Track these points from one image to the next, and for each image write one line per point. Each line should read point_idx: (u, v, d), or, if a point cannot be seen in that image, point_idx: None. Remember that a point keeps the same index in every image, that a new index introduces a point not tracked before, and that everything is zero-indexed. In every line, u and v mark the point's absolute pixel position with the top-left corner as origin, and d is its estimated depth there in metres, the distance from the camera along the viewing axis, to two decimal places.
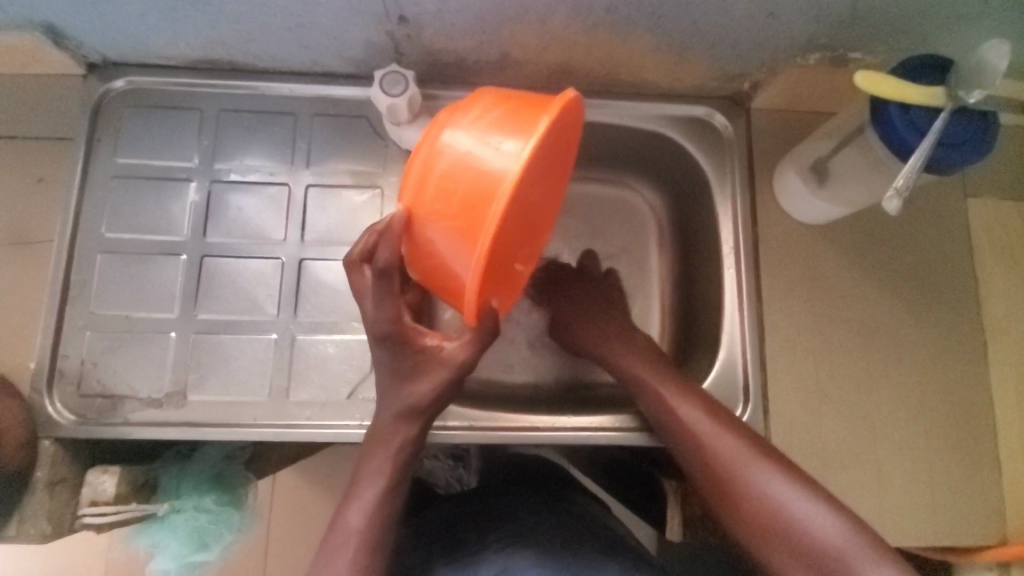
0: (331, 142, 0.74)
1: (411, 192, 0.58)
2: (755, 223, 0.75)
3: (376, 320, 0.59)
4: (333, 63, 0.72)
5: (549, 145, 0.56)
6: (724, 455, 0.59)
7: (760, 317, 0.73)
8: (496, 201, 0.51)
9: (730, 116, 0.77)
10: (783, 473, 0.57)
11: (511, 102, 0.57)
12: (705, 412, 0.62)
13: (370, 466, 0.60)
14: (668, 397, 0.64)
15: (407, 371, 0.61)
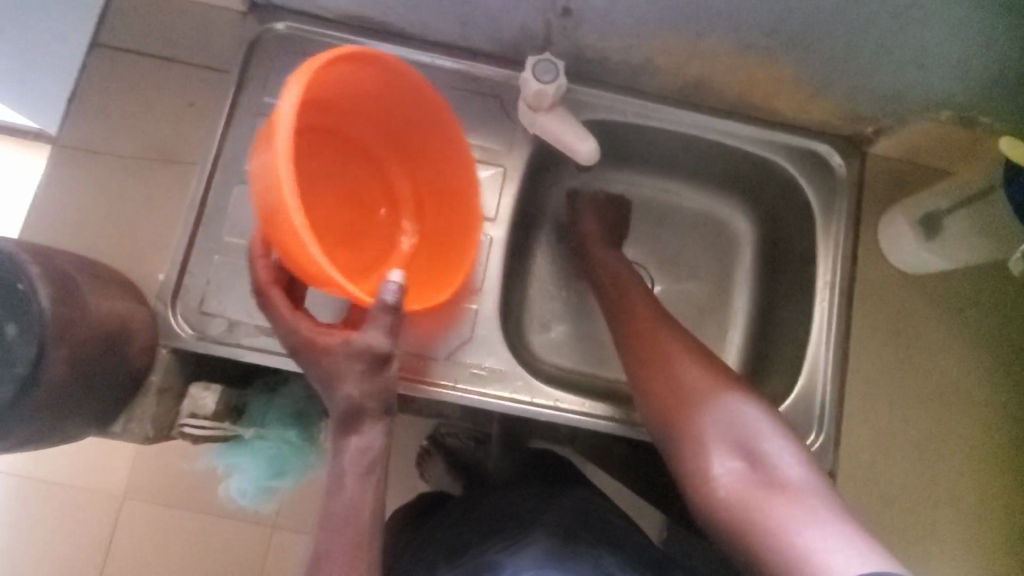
0: (463, 116, 0.78)
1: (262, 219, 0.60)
2: (853, 262, 0.77)
3: (283, 335, 0.59)
4: (481, 41, 0.75)
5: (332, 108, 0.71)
6: (679, 365, 0.64)
7: (845, 353, 0.75)
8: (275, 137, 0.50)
9: (846, 156, 0.79)
10: (739, 388, 0.61)
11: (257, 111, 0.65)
12: (686, 339, 0.66)
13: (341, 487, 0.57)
14: (682, 385, 0.62)
15: (330, 377, 0.57)
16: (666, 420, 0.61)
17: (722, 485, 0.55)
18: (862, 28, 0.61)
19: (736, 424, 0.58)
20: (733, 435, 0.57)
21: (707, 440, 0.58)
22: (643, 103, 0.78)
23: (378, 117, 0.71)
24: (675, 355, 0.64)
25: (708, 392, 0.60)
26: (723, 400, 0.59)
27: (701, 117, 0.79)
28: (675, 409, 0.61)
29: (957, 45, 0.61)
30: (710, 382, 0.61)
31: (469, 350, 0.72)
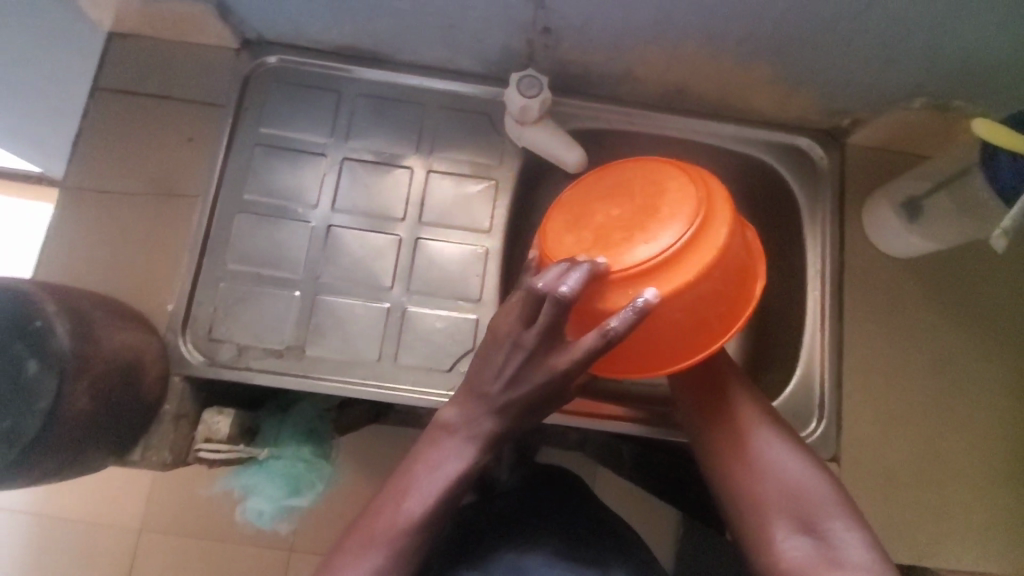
0: (453, 134, 0.80)
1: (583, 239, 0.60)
2: (842, 250, 0.79)
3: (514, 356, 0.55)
4: (466, 61, 0.78)
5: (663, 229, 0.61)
6: (737, 415, 0.59)
7: (841, 338, 0.77)
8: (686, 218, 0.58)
9: (827, 149, 0.81)
10: (790, 443, 0.57)
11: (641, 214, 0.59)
12: (743, 388, 0.62)
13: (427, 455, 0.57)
14: (741, 427, 0.59)
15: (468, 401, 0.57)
16: (717, 458, 0.58)
17: (788, 556, 0.51)
18: (829, 26, 0.64)
19: (793, 486, 0.54)
20: (793, 502, 0.53)
21: (767, 507, 0.54)
22: (627, 110, 0.80)
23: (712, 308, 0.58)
24: (733, 404, 0.60)
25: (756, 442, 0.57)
26: (781, 460, 0.56)
27: (684, 121, 0.81)
28: (731, 466, 0.57)
29: (921, 37, 0.63)
30: (773, 445, 0.57)
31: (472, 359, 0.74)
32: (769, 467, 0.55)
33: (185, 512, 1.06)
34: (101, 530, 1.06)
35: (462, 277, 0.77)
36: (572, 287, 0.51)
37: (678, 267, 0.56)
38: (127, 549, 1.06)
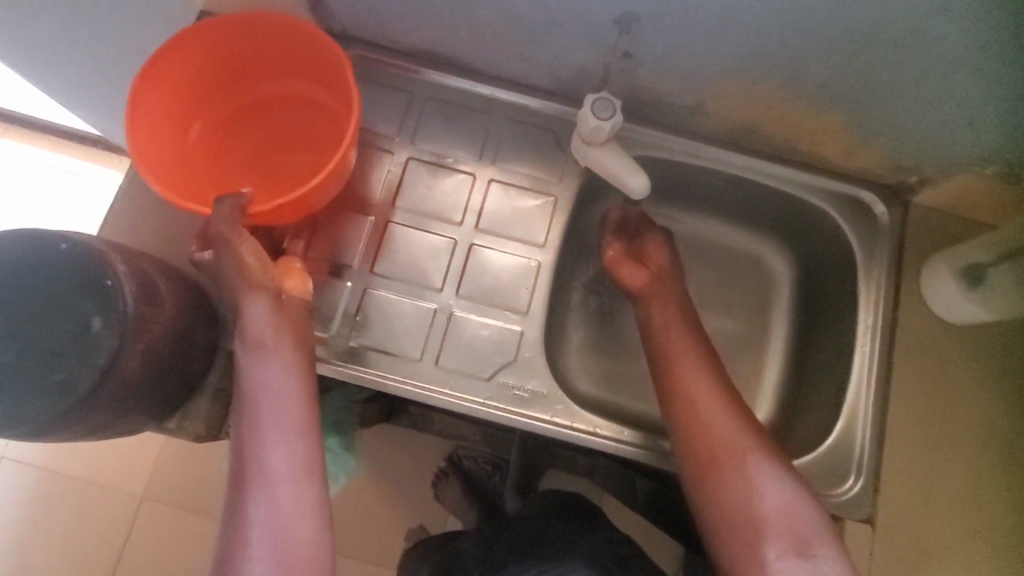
0: (516, 146, 0.81)
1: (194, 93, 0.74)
2: (895, 307, 0.78)
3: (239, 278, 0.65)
4: (540, 78, 0.80)
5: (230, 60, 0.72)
6: (729, 436, 0.62)
7: (886, 396, 0.75)
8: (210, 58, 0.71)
9: (889, 205, 0.80)
10: (774, 469, 0.61)
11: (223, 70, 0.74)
12: (727, 409, 0.64)
13: (280, 424, 0.62)
14: (734, 441, 0.62)
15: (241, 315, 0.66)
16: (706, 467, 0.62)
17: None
18: (912, 83, 0.64)
19: (785, 506, 0.59)
20: (787, 522, 0.58)
21: (764, 530, 0.58)
22: (691, 143, 0.81)
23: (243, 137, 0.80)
24: (726, 425, 0.63)
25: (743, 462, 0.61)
26: (771, 488, 0.59)
27: (749, 161, 0.81)
28: (727, 489, 0.60)
29: (1005, 105, 0.63)
30: (767, 470, 0.60)
31: (512, 370, 0.74)
32: (763, 492, 0.59)
33: (189, 487, 1.07)
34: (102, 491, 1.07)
35: (512, 288, 0.77)
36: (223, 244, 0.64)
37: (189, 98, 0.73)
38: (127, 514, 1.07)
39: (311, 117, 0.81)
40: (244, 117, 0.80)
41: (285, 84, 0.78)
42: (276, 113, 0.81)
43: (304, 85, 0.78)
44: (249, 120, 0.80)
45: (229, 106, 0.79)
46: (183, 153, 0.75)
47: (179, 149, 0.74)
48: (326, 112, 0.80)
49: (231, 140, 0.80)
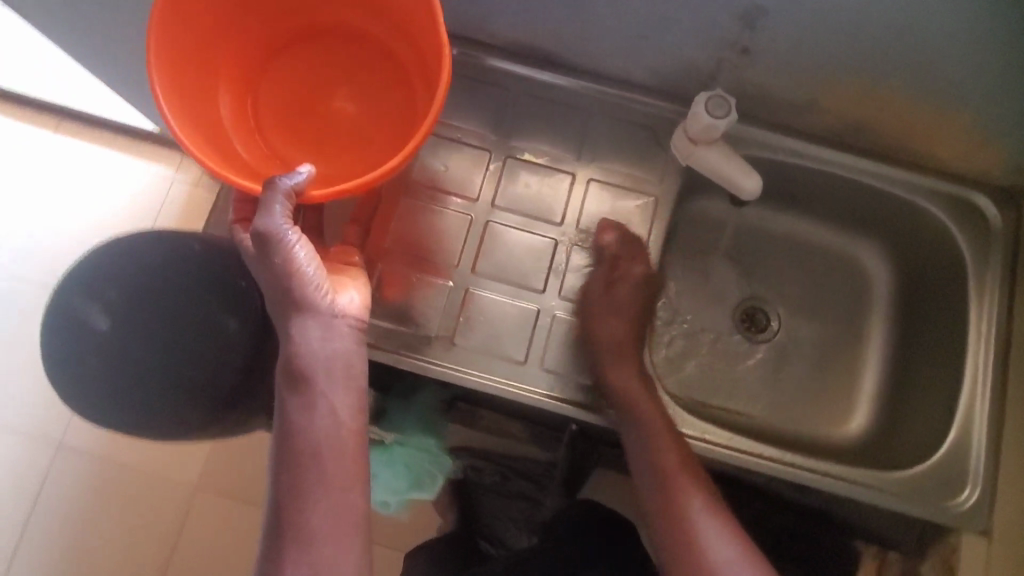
0: (613, 144, 0.79)
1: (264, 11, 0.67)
2: (1011, 314, 0.75)
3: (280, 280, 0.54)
4: (641, 74, 0.78)
5: None
6: (673, 485, 0.65)
7: (1002, 407, 0.73)
8: None
9: (1002, 208, 0.77)
10: (716, 519, 0.63)
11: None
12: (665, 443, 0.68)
13: (322, 481, 0.53)
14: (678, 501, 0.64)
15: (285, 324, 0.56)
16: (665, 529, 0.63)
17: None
18: None
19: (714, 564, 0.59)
20: None
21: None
22: (796, 141, 0.78)
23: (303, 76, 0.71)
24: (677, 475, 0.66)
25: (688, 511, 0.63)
26: (713, 543, 0.61)
27: (857, 162, 0.78)
28: (673, 543, 0.62)
29: None
30: (710, 520, 0.62)
31: (617, 374, 0.73)
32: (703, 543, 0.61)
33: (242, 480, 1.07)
34: (159, 483, 1.07)
35: (614, 291, 0.76)
36: (267, 233, 0.53)
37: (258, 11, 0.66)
38: (184, 506, 1.07)
39: (367, 56, 0.71)
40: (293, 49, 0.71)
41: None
42: (341, 53, 0.71)
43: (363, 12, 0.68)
44: (298, 53, 0.71)
45: (275, 27, 0.69)
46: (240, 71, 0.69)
47: (189, 60, 0.62)
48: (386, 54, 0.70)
49: (274, 75, 0.71)
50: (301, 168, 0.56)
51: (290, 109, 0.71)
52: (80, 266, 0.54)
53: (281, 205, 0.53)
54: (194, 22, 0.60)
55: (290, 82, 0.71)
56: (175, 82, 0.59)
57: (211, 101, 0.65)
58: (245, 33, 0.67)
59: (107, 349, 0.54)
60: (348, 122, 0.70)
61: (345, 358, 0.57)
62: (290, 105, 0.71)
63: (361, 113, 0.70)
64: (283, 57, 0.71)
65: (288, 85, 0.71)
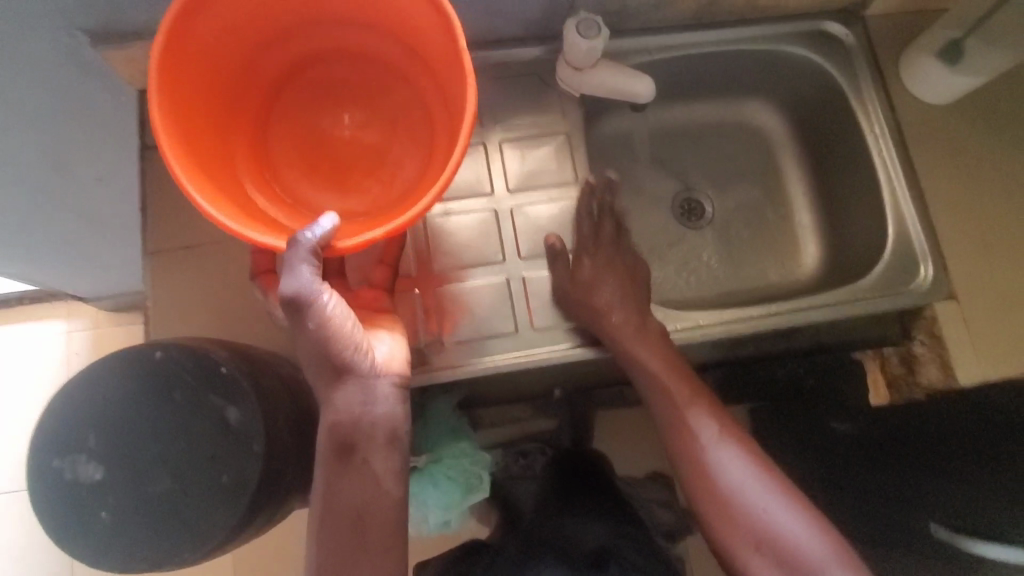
0: (509, 102, 0.81)
1: (262, 49, 0.64)
2: (894, 111, 0.84)
3: (321, 341, 0.53)
4: (508, 28, 0.80)
5: (304, 13, 0.62)
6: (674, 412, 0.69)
7: (919, 187, 0.81)
8: (277, 13, 0.61)
9: (850, 26, 0.86)
10: (751, 451, 0.65)
11: (295, 21, 0.63)
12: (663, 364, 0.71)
13: (366, 541, 0.54)
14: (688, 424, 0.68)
15: (330, 381, 0.55)
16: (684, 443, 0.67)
17: (728, 539, 0.62)
18: None
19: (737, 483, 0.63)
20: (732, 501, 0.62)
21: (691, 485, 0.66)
22: (662, 36, 0.84)
23: (307, 109, 0.69)
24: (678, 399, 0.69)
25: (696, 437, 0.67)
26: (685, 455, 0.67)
27: (717, 33, 0.85)
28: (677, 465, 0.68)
29: None
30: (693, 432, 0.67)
31: (602, 304, 0.76)
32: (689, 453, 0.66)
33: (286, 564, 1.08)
34: None
35: (568, 233, 0.78)
36: (306, 296, 0.51)
37: (255, 48, 0.63)
38: None
39: (380, 82, 0.68)
40: (298, 83, 0.69)
41: (348, 27, 0.64)
42: (345, 80, 0.69)
43: (374, 37, 0.65)
44: (298, 87, 0.69)
45: (282, 63, 0.67)
46: (241, 114, 0.65)
47: (197, 110, 0.59)
48: (392, 71, 0.68)
49: (286, 107, 0.69)
50: (322, 218, 0.52)
51: (296, 146, 0.68)
52: (45, 433, 0.51)
53: (310, 265, 0.50)
54: (206, 66, 0.58)
55: (296, 116, 0.69)
56: (191, 128, 0.57)
57: (226, 159, 0.62)
58: (256, 66, 0.65)
59: (115, 500, 0.51)
60: (362, 152, 0.68)
61: (388, 423, 0.57)
62: (302, 143, 0.68)
63: (378, 143, 0.68)
64: (287, 91, 0.69)
65: (293, 121, 0.69)
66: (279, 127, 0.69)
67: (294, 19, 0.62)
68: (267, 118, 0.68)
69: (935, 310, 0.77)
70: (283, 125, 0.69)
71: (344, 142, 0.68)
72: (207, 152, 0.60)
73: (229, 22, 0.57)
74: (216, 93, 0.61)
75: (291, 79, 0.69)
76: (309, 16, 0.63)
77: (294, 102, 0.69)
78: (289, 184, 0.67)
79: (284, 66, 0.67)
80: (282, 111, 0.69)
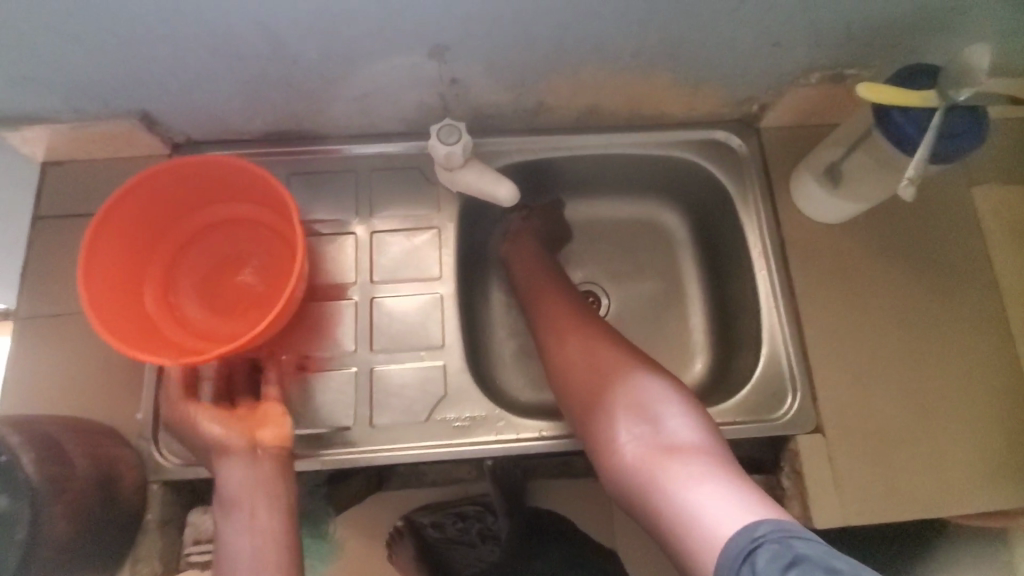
0: (387, 193, 0.83)
1: (167, 218, 0.75)
2: (779, 226, 0.81)
3: (197, 434, 0.67)
4: (388, 123, 0.82)
5: (196, 188, 0.73)
6: (612, 368, 0.70)
7: (796, 308, 0.78)
8: (173, 191, 0.72)
9: (743, 137, 0.85)
10: (697, 416, 0.65)
11: (191, 195, 0.74)
12: (615, 346, 0.72)
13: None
14: (600, 358, 0.72)
15: (215, 456, 0.66)
16: (593, 403, 0.69)
17: (652, 480, 0.61)
18: (710, 29, 0.67)
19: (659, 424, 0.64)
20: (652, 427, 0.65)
21: (609, 416, 0.67)
22: (547, 138, 0.85)
23: (213, 270, 0.78)
24: (600, 356, 0.72)
25: (644, 387, 0.68)
26: (619, 401, 0.68)
27: (604, 136, 0.85)
28: (593, 400, 0.69)
29: (798, 21, 0.67)
30: (644, 382, 0.68)
31: (446, 404, 0.75)
32: (635, 393, 0.68)
33: None
34: None
35: (423, 329, 0.78)
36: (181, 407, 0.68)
37: (160, 218, 0.74)
38: None
39: (270, 237, 0.78)
40: (202, 246, 0.78)
41: (238, 195, 0.76)
42: (241, 240, 0.79)
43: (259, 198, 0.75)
44: (202, 249, 0.78)
45: (188, 230, 0.77)
46: (146, 275, 0.74)
47: (110, 274, 0.69)
48: (281, 232, 0.78)
49: (190, 268, 0.78)
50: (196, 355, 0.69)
51: (201, 300, 0.77)
52: None
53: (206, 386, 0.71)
54: (116, 255, 0.70)
55: (200, 277, 0.78)
56: (101, 297, 0.67)
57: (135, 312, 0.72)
58: (164, 233, 0.76)
59: None
60: (257, 299, 0.76)
61: (264, 480, 0.65)
62: (207, 299, 0.77)
63: (263, 288, 0.77)
64: (193, 254, 0.78)
65: (197, 279, 0.77)
66: (182, 288, 0.77)
67: (194, 193, 0.74)
68: (172, 281, 0.77)
69: (796, 442, 0.73)
70: (191, 285, 0.77)
71: (241, 296, 0.77)
72: (115, 308, 0.69)
73: (139, 201, 0.70)
74: (127, 259, 0.72)
75: (194, 244, 0.78)
76: (194, 190, 0.74)
77: (200, 262, 0.78)
78: (191, 336, 0.74)
79: (186, 233, 0.77)
80: (186, 273, 0.77)
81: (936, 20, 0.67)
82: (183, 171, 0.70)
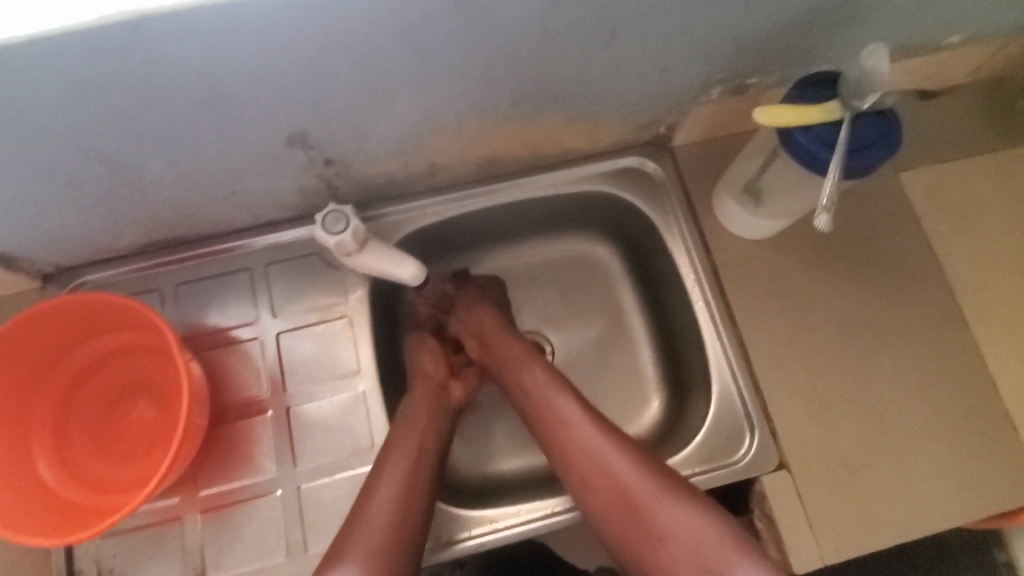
0: (287, 288, 0.76)
1: (45, 361, 0.68)
2: (709, 250, 0.76)
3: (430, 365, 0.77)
4: (273, 212, 0.75)
5: (71, 325, 0.66)
6: (641, 491, 0.62)
7: (740, 336, 0.73)
8: (45, 335, 0.65)
9: (657, 159, 0.79)
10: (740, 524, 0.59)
11: (67, 333, 0.67)
12: (629, 457, 0.64)
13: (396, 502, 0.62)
14: (617, 469, 0.64)
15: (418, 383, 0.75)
16: (629, 535, 0.61)
17: None
18: (587, 68, 0.62)
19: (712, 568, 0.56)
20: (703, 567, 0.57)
21: (658, 554, 0.59)
22: (449, 197, 0.79)
23: (108, 405, 0.72)
24: (614, 467, 0.64)
25: (680, 525, 0.59)
26: (662, 539, 0.59)
27: (510, 184, 0.79)
28: (635, 537, 0.61)
29: (681, 45, 0.61)
30: (682, 511, 0.59)
31: None
32: (675, 530, 0.59)
33: None
34: None
35: (350, 431, 0.72)
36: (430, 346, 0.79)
37: (35, 365, 0.67)
38: None
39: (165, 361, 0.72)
40: (92, 380, 0.72)
41: (122, 323, 0.69)
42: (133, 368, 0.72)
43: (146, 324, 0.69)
44: (92, 385, 0.72)
45: (72, 367, 0.71)
46: (31, 428, 0.67)
47: None
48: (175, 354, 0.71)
49: (82, 407, 0.71)
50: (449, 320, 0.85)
51: (99, 442, 0.70)
52: None
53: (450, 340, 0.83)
54: None
55: (95, 415, 0.71)
56: None
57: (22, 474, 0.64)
58: (44, 377, 0.68)
59: None
60: (159, 431, 0.70)
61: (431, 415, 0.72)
62: (105, 440, 0.70)
63: (163, 416, 0.71)
64: (82, 392, 0.71)
65: (92, 419, 0.71)
66: (76, 430, 0.70)
67: (71, 330, 0.67)
68: (64, 425, 0.70)
69: (762, 484, 0.68)
70: (84, 425, 0.71)
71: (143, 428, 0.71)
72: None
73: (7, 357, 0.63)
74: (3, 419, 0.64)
75: (82, 380, 0.71)
76: (74, 327, 0.67)
77: (92, 399, 0.72)
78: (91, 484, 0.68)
79: (71, 370, 0.71)
80: (78, 413, 0.71)
81: (824, 20, 0.62)
82: (50, 315, 0.63)
